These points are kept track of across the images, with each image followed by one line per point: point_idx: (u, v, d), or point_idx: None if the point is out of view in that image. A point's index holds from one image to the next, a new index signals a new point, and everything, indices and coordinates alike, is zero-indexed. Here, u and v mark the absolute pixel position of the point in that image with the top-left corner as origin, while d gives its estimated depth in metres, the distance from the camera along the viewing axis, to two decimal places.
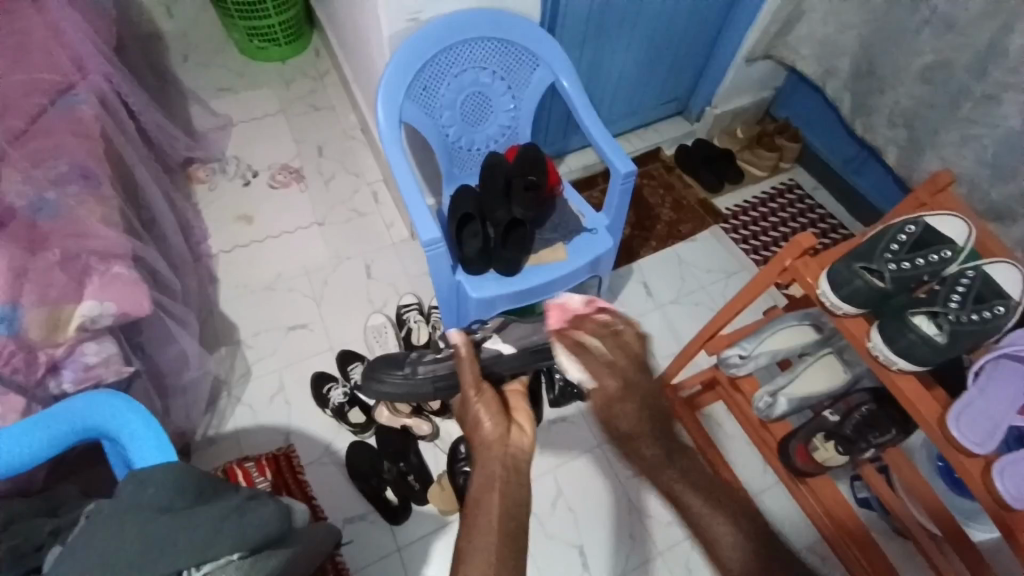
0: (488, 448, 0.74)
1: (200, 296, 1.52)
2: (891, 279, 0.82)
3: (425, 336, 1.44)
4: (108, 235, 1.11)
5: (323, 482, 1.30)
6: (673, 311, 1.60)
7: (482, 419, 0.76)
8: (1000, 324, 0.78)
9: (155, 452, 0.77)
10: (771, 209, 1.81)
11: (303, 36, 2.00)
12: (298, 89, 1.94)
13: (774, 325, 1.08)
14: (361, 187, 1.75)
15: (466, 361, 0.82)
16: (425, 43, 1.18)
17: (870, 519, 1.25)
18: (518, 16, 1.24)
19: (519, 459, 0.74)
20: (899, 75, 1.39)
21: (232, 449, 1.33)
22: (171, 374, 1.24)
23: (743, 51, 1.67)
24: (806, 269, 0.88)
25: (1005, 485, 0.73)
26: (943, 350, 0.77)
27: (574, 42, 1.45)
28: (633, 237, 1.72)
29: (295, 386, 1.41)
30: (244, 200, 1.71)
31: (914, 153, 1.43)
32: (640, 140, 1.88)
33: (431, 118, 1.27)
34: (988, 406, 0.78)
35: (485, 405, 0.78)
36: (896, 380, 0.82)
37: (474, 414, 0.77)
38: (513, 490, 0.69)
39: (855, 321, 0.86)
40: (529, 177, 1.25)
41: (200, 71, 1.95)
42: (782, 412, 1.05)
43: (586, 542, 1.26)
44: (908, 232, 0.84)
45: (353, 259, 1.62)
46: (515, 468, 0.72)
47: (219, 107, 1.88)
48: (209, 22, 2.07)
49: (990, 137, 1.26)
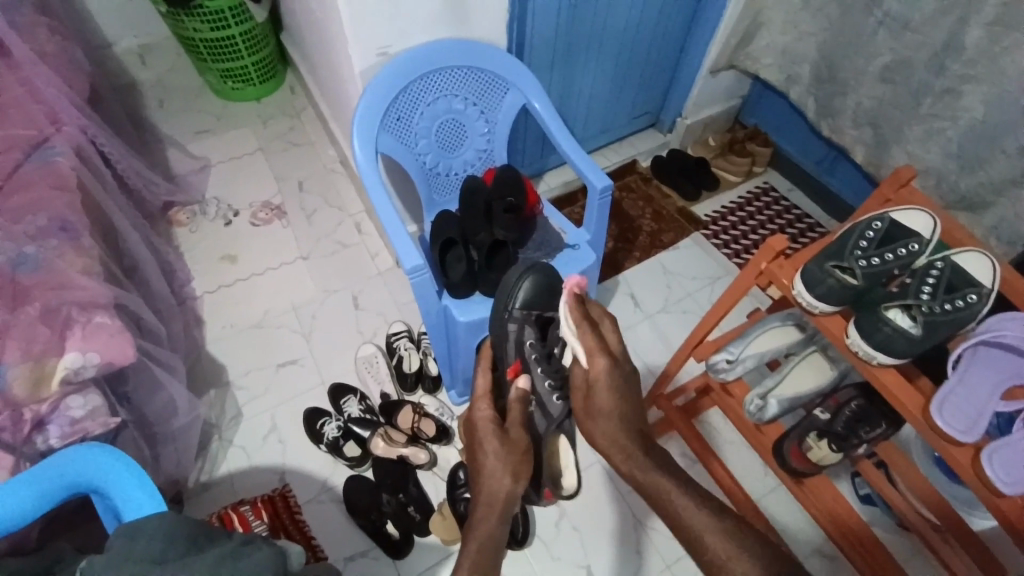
0: (490, 499, 0.79)
1: (187, 340, 1.50)
2: (863, 275, 0.83)
3: (416, 363, 1.45)
4: (89, 285, 1.10)
5: (322, 522, 1.28)
6: (661, 319, 1.61)
7: (491, 468, 0.81)
8: (974, 311, 0.79)
9: (146, 503, 0.75)
10: (748, 213, 1.84)
11: (277, 75, 2.03)
12: (276, 127, 1.97)
13: (760, 325, 1.09)
14: (343, 220, 1.76)
15: (515, 415, 0.91)
16: (395, 74, 1.20)
17: (872, 514, 1.26)
18: (486, 44, 1.27)
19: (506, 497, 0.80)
20: (859, 77, 1.45)
21: (226, 493, 1.30)
22: (159, 423, 1.22)
23: (708, 62, 1.73)
24: (781, 271, 0.89)
25: (994, 470, 0.74)
26: (919, 341, 0.79)
27: (544, 65, 1.49)
28: (617, 250, 1.74)
29: (289, 423, 1.40)
30: (227, 240, 1.71)
31: (882, 149, 1.47)
32: (616, 154, 1.93)
33: (407, 147, 1.29)
34: (971, 395, 0.79)
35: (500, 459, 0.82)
36: (878, 374, 0.83)
37: (493, 468, 0.81)
38: (501, 527, 0.78)
39: (832, 319, 0.87)
40: (509, 200, 1.26)
41: (177, 116, 1.97)
42: (774, 414, 1.05)
43: (594, 561, 1.25)
44: (875, 228, 0.86)
45: (340, 292, 1.61)
46: (510, 511, 0.80)
47: (198, 150, 1.90)
48: (184, 68, 2.10)
49: (953, 129, 1.30)
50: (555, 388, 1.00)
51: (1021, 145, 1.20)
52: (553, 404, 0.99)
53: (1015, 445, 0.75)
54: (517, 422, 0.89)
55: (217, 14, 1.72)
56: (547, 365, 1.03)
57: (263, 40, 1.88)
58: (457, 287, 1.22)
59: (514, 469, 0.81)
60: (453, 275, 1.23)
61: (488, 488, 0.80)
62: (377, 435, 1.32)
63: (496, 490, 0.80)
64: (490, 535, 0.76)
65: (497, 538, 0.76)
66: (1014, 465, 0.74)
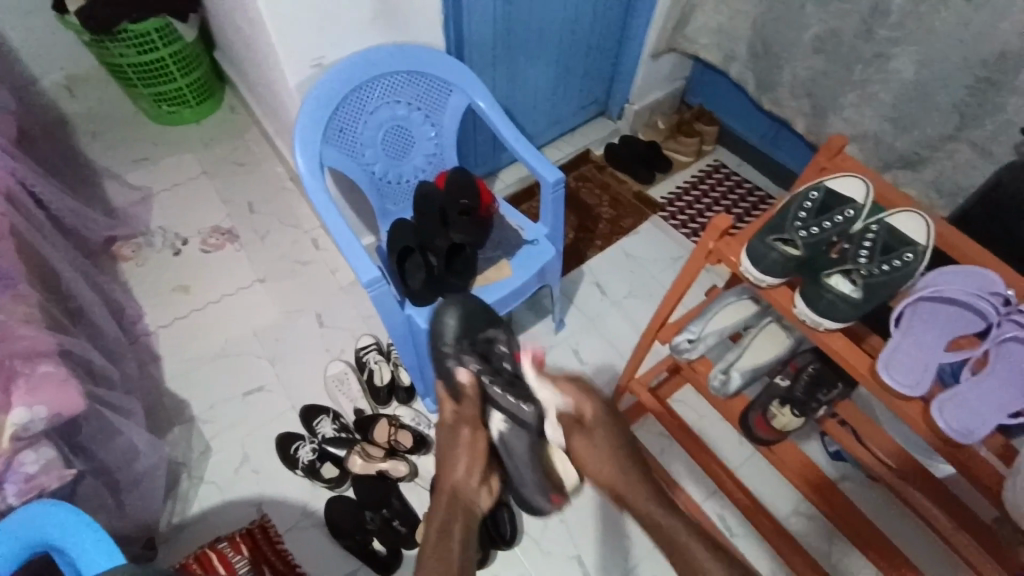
0: (456, 494, 0.88)
1: (144, 378, 1.44)
2: (803, 245, 0.86)
3: (387, 374, 1.42)
4: (30, 333, 1.05)
5: (307, 548, 1.25)
6: (628, 305, 1.63)
7: (459, 466, 0.89)
8: (910, 269, 0.82)
9: (104, 560, 0.72)
10: (702, 190, 1.88)
11: (214, 94, 1.96)
12: (220, 147, 1.90)
13: (718, 302, 1.11)
14: (299, 237, 1.72)
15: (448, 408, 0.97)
16: (332, 84, 1.17)
17: (843, 469, 1.32)
18: (426, 47, 1.25)
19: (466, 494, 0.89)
20: (792, 51, 1.49)
21: (202, 532, 1.26)
22: (119, 469, 1.16)
23: (648, 46, 1.75)
24: (728, 248, 0.90)
25: (945, 419, 0.76)
26: (860, 304, 0.81)
27: (486, 63, 1.48)
28: (579, 240, 1.75)
29: (260, 452, 1.36)
30: (178, 269, 1.65)
31: (821, 117, 1.52)
32: (568, 146, 1.95)
33: (353, 158, 1.27)
34: (914, 350, 0.82)
35: (457, 455, 0.89)
36: (826, 339, 0.85)
37: (450, 460, 0.90)
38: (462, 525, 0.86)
39: (780, 291, 0.89)
40: (463, 202, 1.26)
41: (112, 146, 1.88)
42: (737, 386, 1.07)
43: (585, 550, 1.26)
44: (812, 198, 0.89)
45: (303, 311, 1.58)
46: (463, 505, 0.88)
47: (138, 179, 1.82)
48: (115, 97, 2.00)
49: (885, 92, 1.36)
50: (507, 393, 0.95)
51: (952, 102, 1.25)
52: (524, 413, 0.92)
53: (960, 396, 0.78)
54: (472, 419, 0.92)
55: (142, 37, 1.65)
56: (503, 383, 0.97)
57: (196, 60, 1.81)
58: (463, 353, 1.05)
59: (469, 464, 0.89)
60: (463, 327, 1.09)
61: (452, 485, 0.88)
62: (354, 453, 1.30)
63: (447, 482, 0.89)
64: (450, 536, 0.84)
65: (458, 541, 0.84)
66: (963, 416, 0.76)
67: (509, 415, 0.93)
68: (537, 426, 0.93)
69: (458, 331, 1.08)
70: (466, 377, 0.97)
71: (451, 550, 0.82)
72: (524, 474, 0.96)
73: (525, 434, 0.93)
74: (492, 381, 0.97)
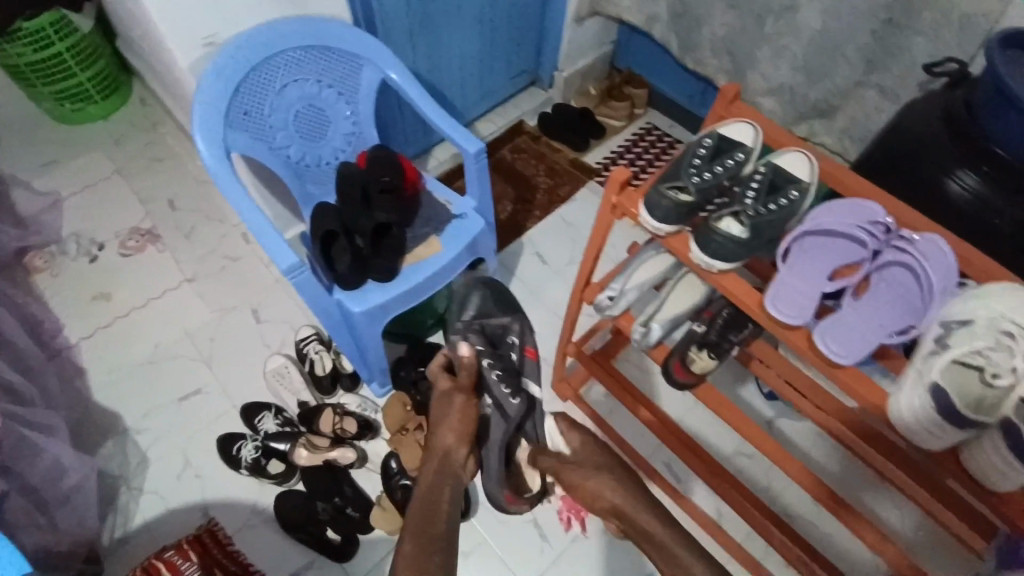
0: (445, 456, 0.93)
1: (70, 393, 1.37)
2: (695, 191, 0.88)
3: (330, 364, 1.39)
4: None
5: (258, 545, 1.24)
6: (570, 273, 1.64)
7: (450, 430, 0.95)
8: (795, 208, 0.89)
9: None
10: (636, 154, 1.90)
11: (122, 87, 1.84)
12: (133, 144, 1.80)
13: (636, 258, 1.13)
14: (227, 232, 1.65)
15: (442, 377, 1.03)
16: (229, 62, 1.11)
17: (778, 410, 1.38)
18: (330, 19, 1.20)
19: (454, 461, 0.94)
20: (708, 7, 1.50)
21: (146, 543, 1.23)
22: (46, 487, 1.11)
23: (570, 10, 1.73)
24: (630, 201, 0.91)
25: (826, 345, 0.82)
26: (748, 243, 0.85)
27: (403, 37, 1.43)
28: (517, 212, 1.75)
29: (202, 455, 1.32)
30: (99, 276, 1.57)
31: (740, 73, 1.55)
32: (501, 118, 1.92)
33: (263, 141, 1.22)
34: (800, 282, 0.86)
35: (451, 418, 0.96)
36: (720, 280, 0.87)
37: (441, 425, 0.96)
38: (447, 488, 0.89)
39: (678, 238, 0.90)
40: (384, 179, 1.23)
41: (12, 151, 1.75)
42: (658, 336, 1.09)
43: (539, 513, 1.29)
44: (706, 144, 0.92)
45: (238, 308, 1.53)
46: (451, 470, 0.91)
47: (45, 184, 1.70)
48: (10, 97, 1.85)
49: (796, 43, 1.38)
50: (503, 378, 1.07)
51: (859, 48, 1.29)
52: (511, 402, 1.05)
53: (836, 322, 0.84)
54: (468, 387, 1.00)
55: (36, 33, 1.53)
56: (501, 366, 1.09)
57: (95, 52, 1.69)
58: (470, 332, 1.15)
59: (460, 433, 0.95)
60: (480, 312, 1.19)
61: (444, 449, 0.94)
62: (298, 445, 1.27)
63: (439, 445, 0.95)
64: (440, 491, 0.87)
65: (448, 498, 0.87)
66: (842, 340, 0.82)
67: (495, 400, 1.06)
68: (514, 417, 1.05)
69: (478, 311, 1.19)
70: (467, 349, 1.03)
71: (441, 508, 0.84)
72: (490, 465, 1.04)
73: (503, 426, 1.05)
74: (489, 363, 1.09)
